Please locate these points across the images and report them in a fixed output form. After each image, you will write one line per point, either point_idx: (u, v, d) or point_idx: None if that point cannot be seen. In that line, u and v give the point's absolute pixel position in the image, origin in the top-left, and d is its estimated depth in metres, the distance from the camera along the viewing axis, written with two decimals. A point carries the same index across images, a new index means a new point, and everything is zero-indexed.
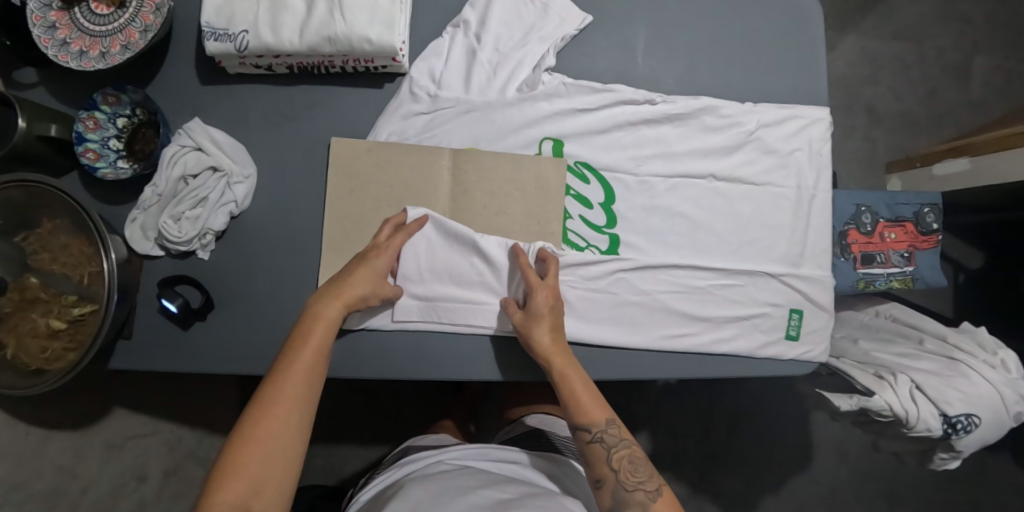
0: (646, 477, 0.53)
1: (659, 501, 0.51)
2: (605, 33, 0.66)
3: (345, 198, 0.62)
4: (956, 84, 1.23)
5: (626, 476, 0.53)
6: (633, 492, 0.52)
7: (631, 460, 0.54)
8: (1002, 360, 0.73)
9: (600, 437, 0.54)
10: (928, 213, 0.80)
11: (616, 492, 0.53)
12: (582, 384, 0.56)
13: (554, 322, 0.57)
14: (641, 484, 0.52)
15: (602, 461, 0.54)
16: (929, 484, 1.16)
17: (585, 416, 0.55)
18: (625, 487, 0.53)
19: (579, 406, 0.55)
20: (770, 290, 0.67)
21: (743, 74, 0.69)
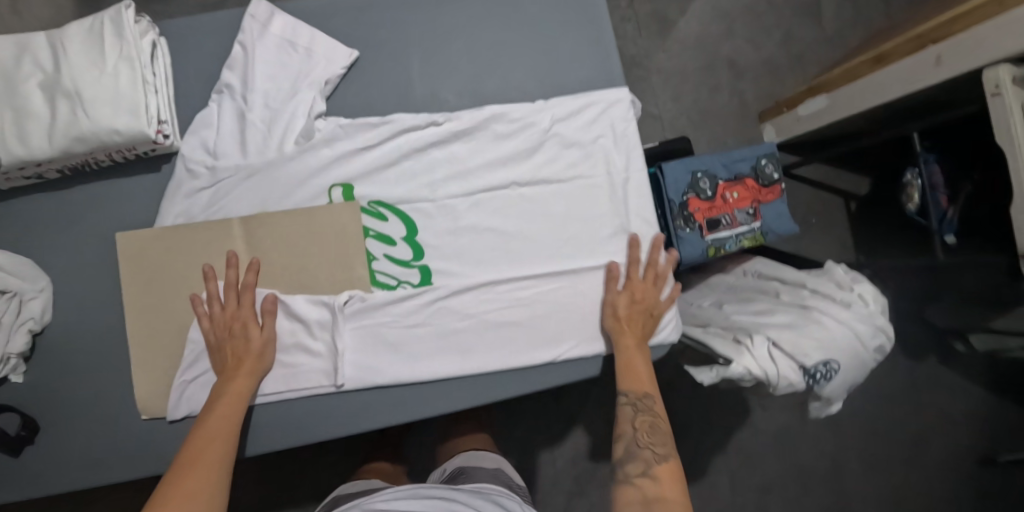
0: (660, 444, 0.54)
1: (666, 465, 0.52)
2: (376, 66, 0.64)
3: (143, 291, 0.61)
4: (808, 22, 1.24)
5: (644, 436, 0.55)
6: (641, 449, 0.54)
7: (653, 424, 0.56)
8: (859, 294, 0.73)
9: (634, 401, 0.57)
10: (766, 164, 0.80)
11: (628, 448, 0.55)
12: (639, 359, 0.60)
13: (632, 306, 0.62)
14: (652, 445, 0.54)
15: (626, 420, 0.57)
16: (868, 411, 1.17)
17: (628, 381, 0.58)
18: (638, 443, 0.54)
19: (626, 371, 0.59)
20: (601, 284, 0.65)
21: (531, 73, 0.67)
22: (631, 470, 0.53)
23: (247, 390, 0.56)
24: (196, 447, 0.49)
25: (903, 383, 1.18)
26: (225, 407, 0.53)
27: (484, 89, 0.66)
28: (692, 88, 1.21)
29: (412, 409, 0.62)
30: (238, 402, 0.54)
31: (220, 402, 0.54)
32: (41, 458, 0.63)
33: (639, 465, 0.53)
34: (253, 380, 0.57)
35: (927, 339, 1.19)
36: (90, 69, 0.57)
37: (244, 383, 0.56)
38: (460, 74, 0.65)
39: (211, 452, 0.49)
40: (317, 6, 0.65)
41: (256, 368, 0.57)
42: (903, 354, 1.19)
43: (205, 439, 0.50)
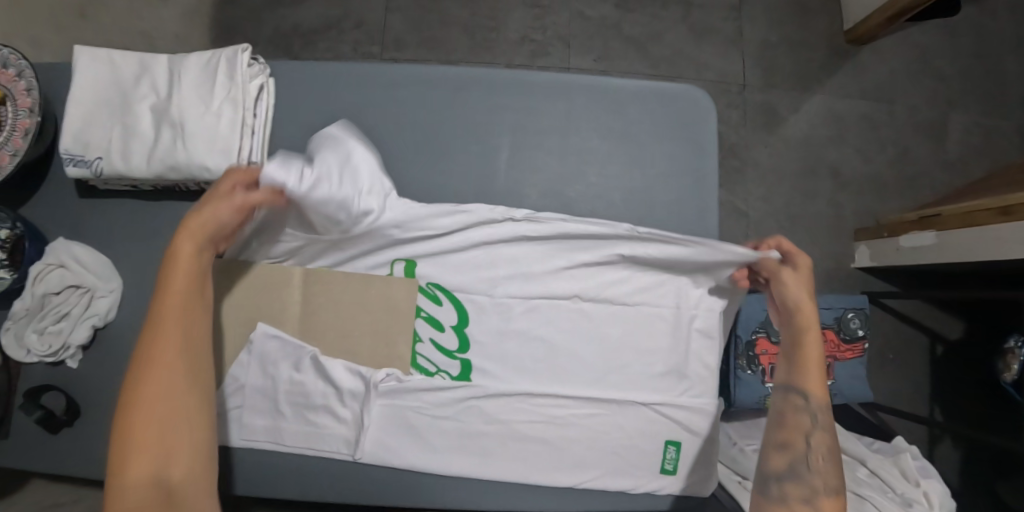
0: (831, 464, 0.50)
1: (835, 500, 0.47)
2: (462, 145, 0.64)
3: None
4: (931, 144, 1.13)
5: (818, 458, 0.50)
6: (811, 474, 0.49)
7: (820, 442, 0.51)
8: (926, 493, 0.64)
9: (811, 409, 0.52)
10: (852, 319, 0.73)
11: (796, 463, 0.50)
12: (814, 357, 0.54)
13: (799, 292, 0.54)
14: (818, 467, 0.49)
15: (794, 430, 0.52)
16: None
17: (808, 388, 0.52)
18: (808, 466, 0.50)
19: (801, 373, 0.53)
20: (641, 420, 0.61)
21: (614, 182, 0.65)
22: (792, 494, 0.49)
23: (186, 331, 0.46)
24: (138, 412, 0.42)
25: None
26: (176, 343, 0.45)
27: (567, 189, 0.64)
28: (787, 190, 1.13)
29: (417, 497, 0.60)
30: (186, 334, 0.46)
31: (152, 360, 0.44)
32: (74, 442, 0.67)
33: (802, 487, 0.49)
34: (188, 305, 0.47)
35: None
36: (197, 104, 0.59)
37: (177, 307, 0.46)
38: (545, 170, 0.64)
39: (167, 409, 0.43)
40: (422, 72, 0.65)
41: (187, 296, 0.47)
42: None
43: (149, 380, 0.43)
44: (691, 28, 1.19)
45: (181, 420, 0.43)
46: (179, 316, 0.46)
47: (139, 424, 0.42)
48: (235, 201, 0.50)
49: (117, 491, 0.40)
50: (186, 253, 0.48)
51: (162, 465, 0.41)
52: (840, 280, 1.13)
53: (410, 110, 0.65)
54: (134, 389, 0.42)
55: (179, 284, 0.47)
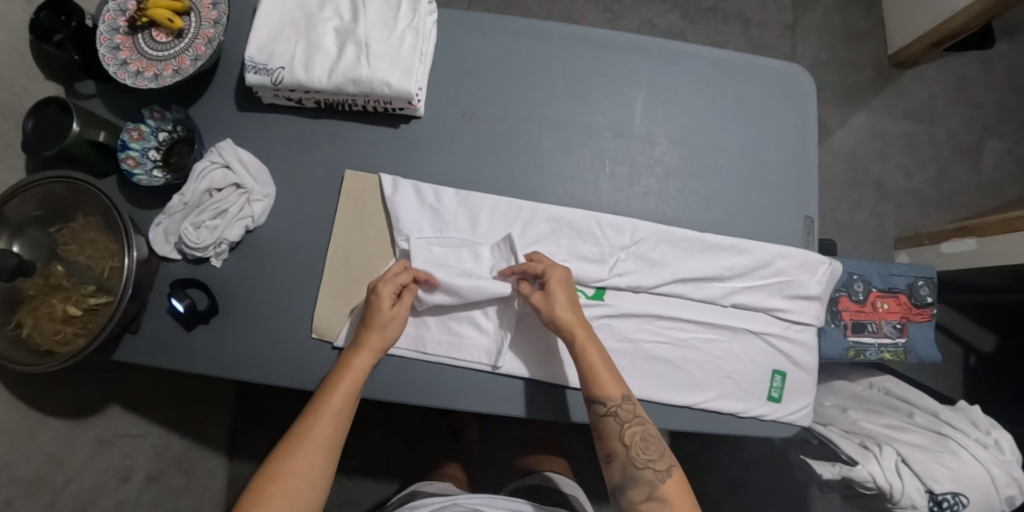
0: (658, 458, 0.54)
1: (668, 483, 0.53)
2: (605, 94, 0.71)
3: (351, 226, 0.68)
4: (967, 165, 1.26)
5: (638, 452, 0.55)
6: (642, 470, 0.54)
7: (644, 438, 0.55)
8: (996, 440, 0.71)
9: (615, 412, 0.56)
10: (922, 286, 0.81)
11: (626, 468, 0.54)
12: (601, 363, 0.57)
13: (573, 303, 0.60)
14: (652, 463, 0.54)
15: (614, 436, 0.56)
16: None
17: (603, 388, 0.56)
18: (636, 464, 0.54)
19: (594, 380, 0.56)
20: (753, 349, 0.68)
21: (736, 137, 0.72)
22: (638, 495, 0.53)
23: (348, 403, 0.55)
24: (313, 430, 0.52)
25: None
26: (332, 419, 0.54)
27: (694, 140, 0.71)
28: (835, 196, 1.26)
29: (549, 409, 0.65)
30: (342, 411, 0.55)
31: (322, 413, 0.54)
32: (206, 340, 0.69)
33: (642, 490, 0.53)
34: (358, 384, 0.57)
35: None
36: (383, 28, 0.66)
37: (349, 387, 0.56)
38: (676, 122, 0.71)
39: (322, 443, 0.52)
40: (568, 28, 0.72)
41: (360, 376, 0.57)
42: None
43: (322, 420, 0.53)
44: (751, 43, 1.31)
45: (322, 460, 0.52)
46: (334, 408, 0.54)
47: (314, 437, 0.52)
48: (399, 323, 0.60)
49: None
50: (364, 354, 0.58)
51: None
52: None
53: (556, 58, 0.72)
54: (308, 427, 0.53)
55: (356, 368, 0.57)
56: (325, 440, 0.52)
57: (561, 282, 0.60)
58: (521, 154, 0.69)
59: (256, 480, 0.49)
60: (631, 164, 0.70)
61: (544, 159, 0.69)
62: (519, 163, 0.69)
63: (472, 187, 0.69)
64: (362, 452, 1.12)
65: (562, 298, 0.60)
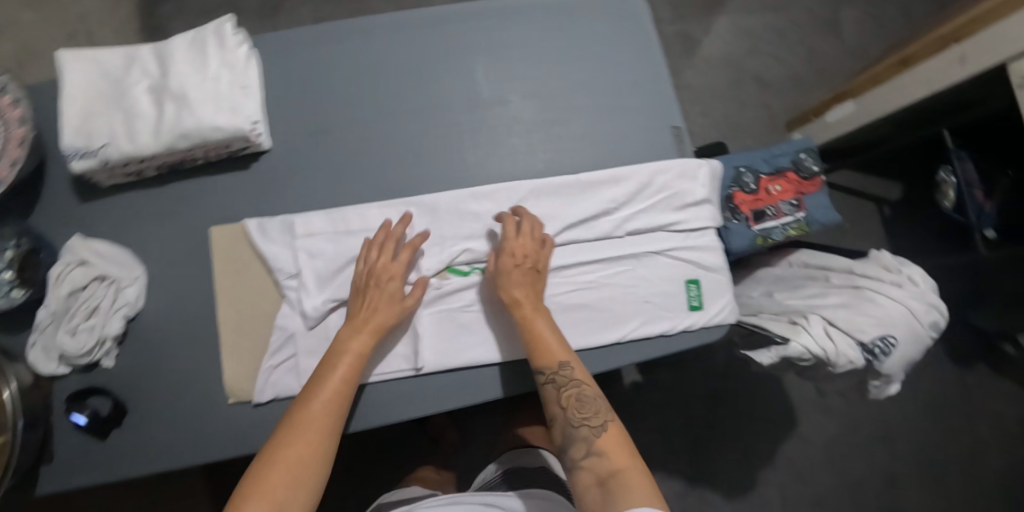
0: (594, 417, 0.55)
1: (603, 440, 0.54)
2: (447, 70, 0.71)
3: (232, 281, 0.65)
4: (831, 36, 1.31)
5: (574, 413, 0.56)
6: (578, 428, 0.55)
7: (580, 397, 0.56)
8: (909, 276, 0.75)
9: (551, 381, 0.57)
10: (805, 158, 0.84)
11: (566, 429, 0.57)
12: (545, 330, 0.58)
13: (522, 275, 0.60)
14: (586, 421, 0.55)
15: (552, 401, 0.57)
16: (911, 408, 1.20)
17: (539, 359, 0.57)
18: (574, 423, 0.56)
19: (538, 349, 0.57)
20: (660, 267, 0.68)
21: (584, 74, 0.73)
22: (576, 450, 0.55)
23: (366, 349, 0.58)
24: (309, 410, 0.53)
25: (948, 385, 1.21)
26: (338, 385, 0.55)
27: (545, 90, 0.72)
28: (721, 102, 1.31)
29: (482, 391, 0.64)
30: (349, 376, 0.56)
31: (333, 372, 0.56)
32: (122, 443, 0.64)
33: (580, 446, 0.55)
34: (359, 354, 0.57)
35: (973, 338, 1.22)
36: (196, 73, 0.63)
37: (353, 356, 0.57)
38: (522, 76, 0.71)
39: (338, 400, 0.54)
40: (390, 17, 0.72)
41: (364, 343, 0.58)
42: (949, 356, 1.22)
43: (336, 370, 0.56)
44: None
45: (327, 432, 0.52)
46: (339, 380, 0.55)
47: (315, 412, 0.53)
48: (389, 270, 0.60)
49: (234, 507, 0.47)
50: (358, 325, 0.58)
51: (303, 483, 0.49)
52: None
53: (386, 50, 0.71)
54: (309, 402, 0.53)
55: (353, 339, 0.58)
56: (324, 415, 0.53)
57: (379, 258, 0.61)
58: (382, 156, 0.69)
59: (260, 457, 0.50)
60: (491, 129, 0.70)
61: (406, 153, 0.69)
62: (383, 164, 0.69)
63: (343, 203, 0.68)
64: (352, 495, 1.10)
65: (515, 277, 0.60)
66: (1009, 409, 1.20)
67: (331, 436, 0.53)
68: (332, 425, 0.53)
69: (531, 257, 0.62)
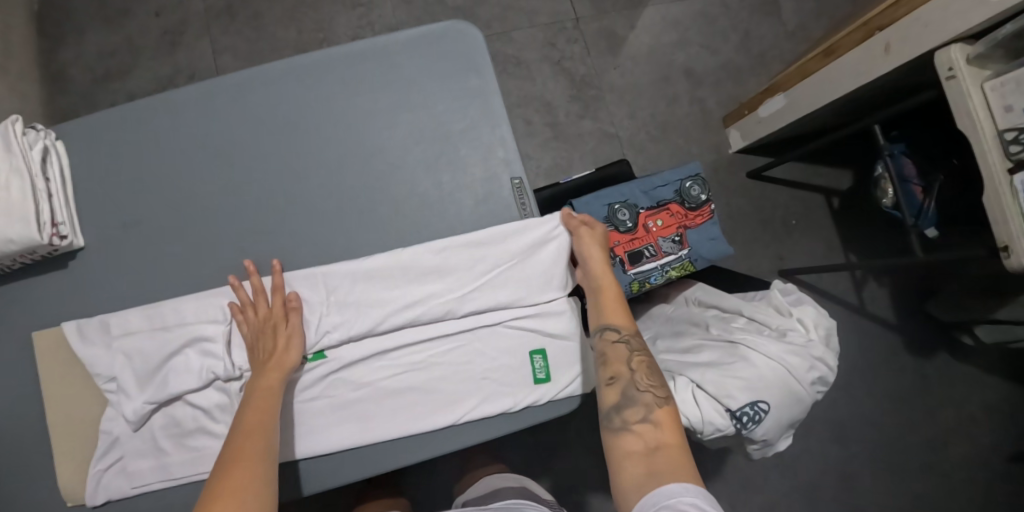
0: (657, 385, 0.52)
1: (668, 407, 0.50)
2: (263, 141, 0.66)
3: (57, 385, 0.64)
4: (768, 19, 1.19)
5: (642, 377, 0.53)
6: (641, 392, 0.51)
7: (648, 366, 0.54)
8: (799, 320, 0.67)
9: (626, 338, 0.55)
10: (692, 186, 0.75)
11: (626, 390, 0.52)
12: (618, 301, 0.58)
13: (280, 329, 0.58)
14: (653, 388, 0.52)
15: (619, 359, 0.54)
16: (870, 410, 1.11)
17: (614, 317, 0.57)
18: (637, 387, 0.52)
19: (607, 312, 0.57)
20: (498, 339, 0.63)
21: (413, 128, 0.67)
22: (632, 413, 0.50)
23: (277, 382, 0.55)
24: (244, 441, 0.48)
25: (909, 386, 1.12)
26: (259, 408, 0.52)
27: (368, 153, 0.66)
28: (649, 101, 1.19)
29: (308, 484, 0.61)
30: (268, 398, 0.53)
31: (251, 403, 0.52)
32: None
33: (637, 410, 0.50)
34: (275, 383, 0.55)
35: (932, 336, 1.13)
36: None
37: (271, 384, 0.55)
38: (343, 138, 0.66)
39: (260, 432, 0.50)
40: (203, 89, 0.67)
41: (283, 368, 0.56)
42: (909, 351, 1.13)
43: (251, 403, 0.52)
44: None
45: (261, 450, 0.48)
46: (261, 407, 0.52)
47: (244, 441, 0.49)
48: (270, 312, 0.59)
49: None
50: (270, 365, 0.56)
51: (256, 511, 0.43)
52: (723, 166, 1.17)
53: (201, 124, 0.67)
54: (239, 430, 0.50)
55: (271, 372, 0.56)
56: (258, 440, 0.49)
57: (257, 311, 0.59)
58: (203, 238, 0.65)
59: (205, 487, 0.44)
60: (313, 202, 0.65)
61: (223, 235, 0.65)
62: (203, 249, 0.65)
63: (162, 294, 0.65)
64: None
65: (271, 340, 0.58)
66: (972, 402, 1.12)
67: (267, 458, 0.48)
68: (265, 453, 0.48)
69: (280, 314, 0.59)
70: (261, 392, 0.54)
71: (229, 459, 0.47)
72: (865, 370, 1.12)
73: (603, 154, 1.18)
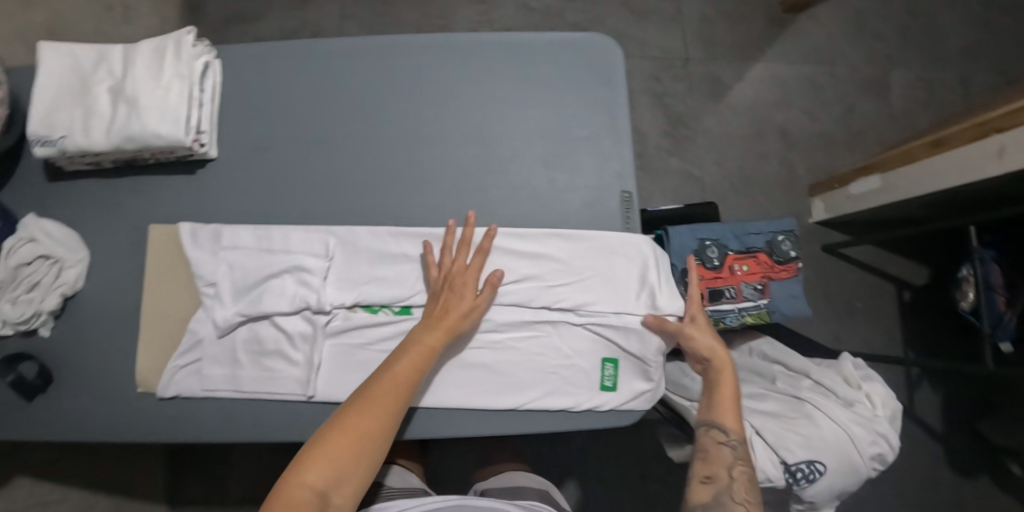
0: (753, 499, 0.56)
1: None
2: (397, 103, 0.70)
3: (156, 278, 0.68)
4: (875, 99, 1.20)
5: (739, 487, 0.56)
6: (735, 503, 0.56)
7: (749, 477, 0.57)
8: (866, 395, 0.67)
9: (732, 444, 0.58)
10: (782, 241, 0.76)
11: (719, 494, 0.56)
12: (733, 398, 0.60)
13: (464, 296, 0.60)
14: (747, 501, 0.56)
15: (720, 462, 0.58)
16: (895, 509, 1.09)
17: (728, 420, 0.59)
18: (732, 496, 0.56)
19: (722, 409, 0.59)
20: (575, 338, 0.65)
21: (538, 123, 0.70)
22: None
23: (441, 342, 0.58)
24: (381, 391, 0.53)
25: (940, 495, 1.09)
26: (414, 364, 0.56)
27: (492, 136, 0.69)
28: (739, 152, 1.21)
29: None
30: (424, 357, 0.56)
31: (409, 353, 0.56)
32: (46, 411, 0.69)
33: None
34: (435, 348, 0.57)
35: (976, 452, 1.10)
36: (149, 80, 0.65)
37: (433, 344, 0.57)
38: (472, 118, 0.70)
39: (403, 387, 0.54)
40: (353, 43, 0.72)
41: (450, 330, 0.58)
42: (947, 460, 1.10)
43: (408, 356, 0.56)
44: (632, 11, 1.29)
45: (394, 412, 0.53)
46: (417, 366, 0.56)
47: (384, 395, 0.53)
48: (460, 274, 0.61)
49: (291, 483, 0.47)
50: (438, 324, 0.58)
51: (367, 456, 0.51)
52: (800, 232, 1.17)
53: (345, 75, 0.71)
54: (384, 379, 0.54)
55: (434, 334, 0.58)
56: (391, 399, 0.53)
57: (453, 267, 0.62)
58: (322, 177, 0.69)
59: (331, 427, 0.51)
60: (428, 169, 0.69)
61: (340, 180, 0.69)
62: (320, 188, 0.69)
63: (276, 221, 0.69)
64: None
65: (445, 299, 0.60)
66: None
67: (395, 420, 0.53)
68: (394, 415, 0.53)
69: (470, 282, 0.61)
70: (422, 348, 0.57)
71: (361, 412, 0.52)
72: (898, 469, 1.10)
73: (684, 194, 1.19)
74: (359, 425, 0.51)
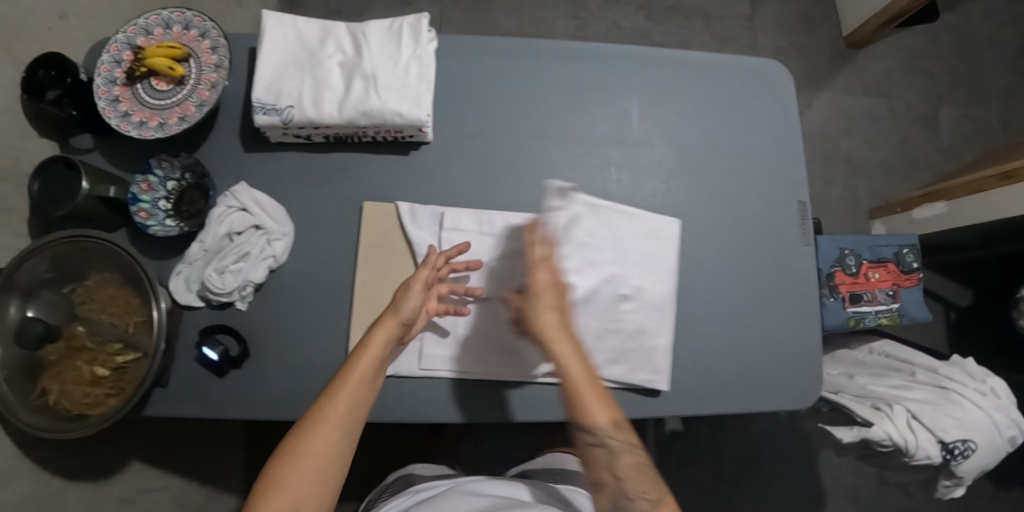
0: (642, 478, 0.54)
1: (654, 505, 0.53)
2: (602, 102, 0.76)
3: (372, 255, 0.70)
4: (925, 132, 1.37)
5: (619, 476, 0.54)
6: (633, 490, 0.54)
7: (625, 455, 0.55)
8: (992, 388, 0.77)
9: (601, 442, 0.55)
10: (907, 253, 0.88)
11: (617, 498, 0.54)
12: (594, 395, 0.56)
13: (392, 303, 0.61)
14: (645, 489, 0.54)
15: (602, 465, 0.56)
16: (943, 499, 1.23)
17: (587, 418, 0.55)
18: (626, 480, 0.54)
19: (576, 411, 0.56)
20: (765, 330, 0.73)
21: (727, 133, 0.77)
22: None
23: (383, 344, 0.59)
24: (338, 396, 0.55)
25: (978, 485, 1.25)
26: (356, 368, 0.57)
27: (688, 142, 0.76)
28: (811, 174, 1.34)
29: None
30: (365, 360, 0.57)
31: (359, 357, 0.57)
32: (241, 385, 0.67)
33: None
34: (372, 355, 0.58)
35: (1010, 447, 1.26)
36: (388, 59, 0.67)
37: (367, 353, 0.57)
38: (670, 122, 0.76)
39: (341, 393, 0.55)
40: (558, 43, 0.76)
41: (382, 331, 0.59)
42: None
43: (356, 361, 0.57)
44: (714, 37, 1.40)
45: (350, 416, 0.55)
46: (359, 367, 0.57)
47: (343, 400, 0.55)
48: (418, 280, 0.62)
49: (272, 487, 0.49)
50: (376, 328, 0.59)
51: (330, 460, 0.53)
52: None
53: (551, 71, 0.76)
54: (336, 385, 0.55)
55: (370, 341, 0.58)
56: (341, 408, 0.54)
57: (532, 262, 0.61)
58: (532, 167, 0.73)
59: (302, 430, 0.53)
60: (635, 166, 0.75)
61: (551, 171, 0.73)
62: (533, 175, 0.73)
63: (489, 206, 0.72)
64: None
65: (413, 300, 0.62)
66: None
67: (345, 426, 0.54)
68: (348, 421, 0.55)
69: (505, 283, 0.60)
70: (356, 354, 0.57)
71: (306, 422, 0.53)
72: None
73: None
74: (325, 431, 0.53)
